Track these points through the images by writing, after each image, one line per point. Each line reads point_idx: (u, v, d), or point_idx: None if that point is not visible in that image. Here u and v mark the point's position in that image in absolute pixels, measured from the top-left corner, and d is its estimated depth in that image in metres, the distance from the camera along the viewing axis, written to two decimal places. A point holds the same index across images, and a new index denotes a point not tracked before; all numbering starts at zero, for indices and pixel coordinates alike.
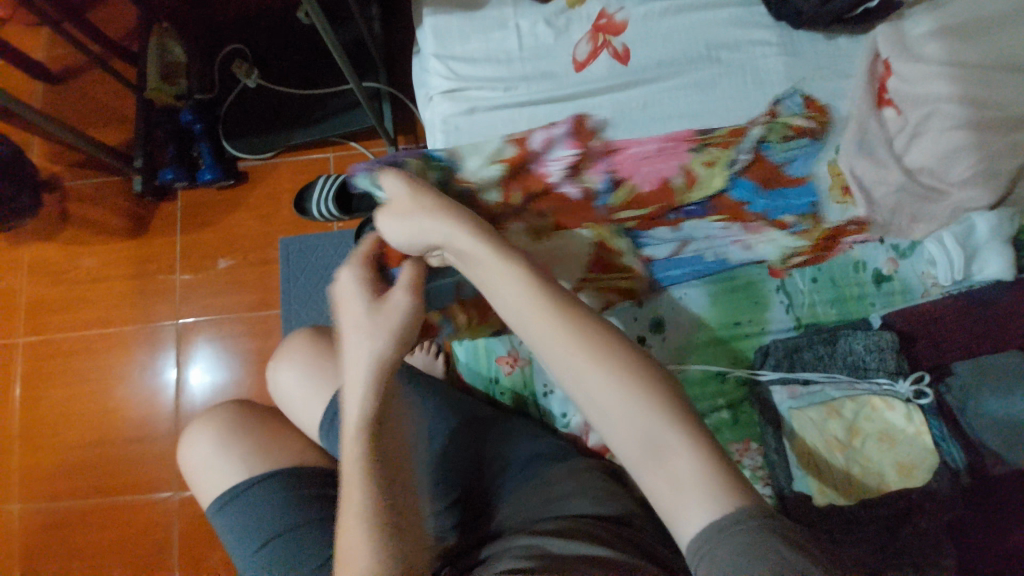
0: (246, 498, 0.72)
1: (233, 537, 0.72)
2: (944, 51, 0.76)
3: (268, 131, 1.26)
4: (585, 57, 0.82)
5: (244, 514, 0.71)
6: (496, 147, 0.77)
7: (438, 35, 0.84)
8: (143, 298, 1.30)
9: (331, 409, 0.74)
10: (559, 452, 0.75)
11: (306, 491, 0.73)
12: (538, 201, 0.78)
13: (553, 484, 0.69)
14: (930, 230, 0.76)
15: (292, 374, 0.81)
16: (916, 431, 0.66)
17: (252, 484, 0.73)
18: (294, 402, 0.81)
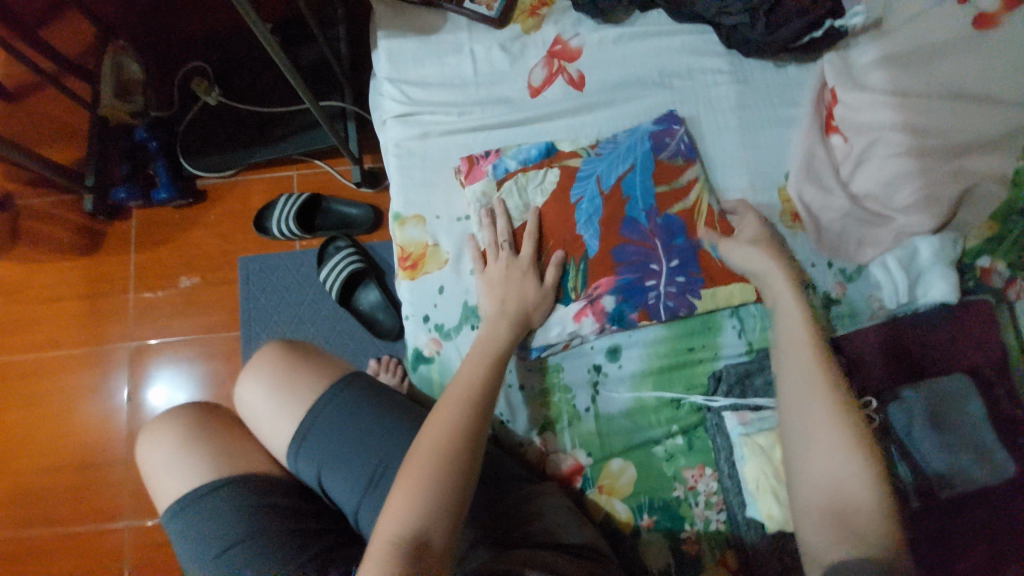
0: (200, 507, 0.67)
1: (182, 548, 0.66)
2: (886, 80, 0.79)
3: (228, 149, 1.24)
4: (540, 82, 0.83)
5: (199, 521, 0.66)
6: (411, 178, 0.79)
7: (392, 59, 0.83)
8: (97, 318, 1.25)
9: (303, 425, 0.70)
10: (521, 474, 0.72)
11: (267, 500, 0.68)
12: (425, 250, 0.76)
13: (521, 508, 0.68)
14: (875, 255, 0.78)
15: (259, 389, 0.75)
16: None
17: (210, 491, 0.68)
18: (253, 419, 0.76)
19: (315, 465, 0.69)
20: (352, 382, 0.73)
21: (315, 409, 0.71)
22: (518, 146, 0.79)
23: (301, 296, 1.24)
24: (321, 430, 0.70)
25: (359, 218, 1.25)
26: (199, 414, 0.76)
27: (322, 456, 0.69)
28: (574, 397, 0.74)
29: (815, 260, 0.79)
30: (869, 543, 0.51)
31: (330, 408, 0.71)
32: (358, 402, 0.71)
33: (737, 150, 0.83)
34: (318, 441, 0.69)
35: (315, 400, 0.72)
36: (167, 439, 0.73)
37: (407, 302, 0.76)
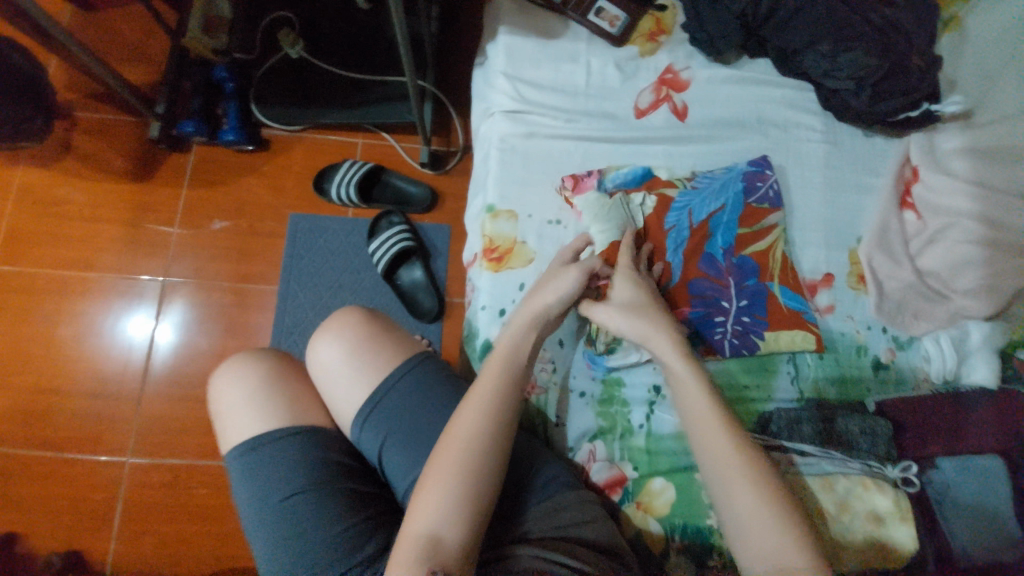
0: (268, 451, 0.71)
1: (244, 487, 0.71)
2: (970, 169, 0.84)
3: (303, 104, 1.24)
4: (647, 105, 0.86)
5: (271, 462, 0.71)
6: (510, 173, 0.82)
7: (510, 56, 0.86)
8: (135, 246, 1.23)
9: (375, 395, 0.72)
10: (570, 480, 0.71)
11: (333, 458, 0.73)
12: (512, 247, 0.79)
13: (560, 510, 0.67)
14: (927, 329, 0.82)
15: (335, 353, 0.76)
16: (902, 518, 0.69)
17: (284, 436, 0.72)
18: (323, 379, 0.77)
19: (379, 437, 0.71)
20: (423, 363, 0.76)
21: (388, 383, 0.73)
22: (617, 169, 0.82)
23: (345, 263, 1.24)
24: (392, 405, 0.72)
25: (416, 197, 1.25)
26: (279, 369, 0.80)
27: (388, 430, 0.71)
28: (629, 413, 0.78)
29: (872, 324, 0.83)
30: None
31: (405, 381, 0.73)
32: (430, 382, 0.74)
33: (816, 206, 0.86)
34: (387, 411, 0.72)
35: (387, 374, 0.74)
36: (236, 383, 0.77)
37: (487, 291, 0.78)
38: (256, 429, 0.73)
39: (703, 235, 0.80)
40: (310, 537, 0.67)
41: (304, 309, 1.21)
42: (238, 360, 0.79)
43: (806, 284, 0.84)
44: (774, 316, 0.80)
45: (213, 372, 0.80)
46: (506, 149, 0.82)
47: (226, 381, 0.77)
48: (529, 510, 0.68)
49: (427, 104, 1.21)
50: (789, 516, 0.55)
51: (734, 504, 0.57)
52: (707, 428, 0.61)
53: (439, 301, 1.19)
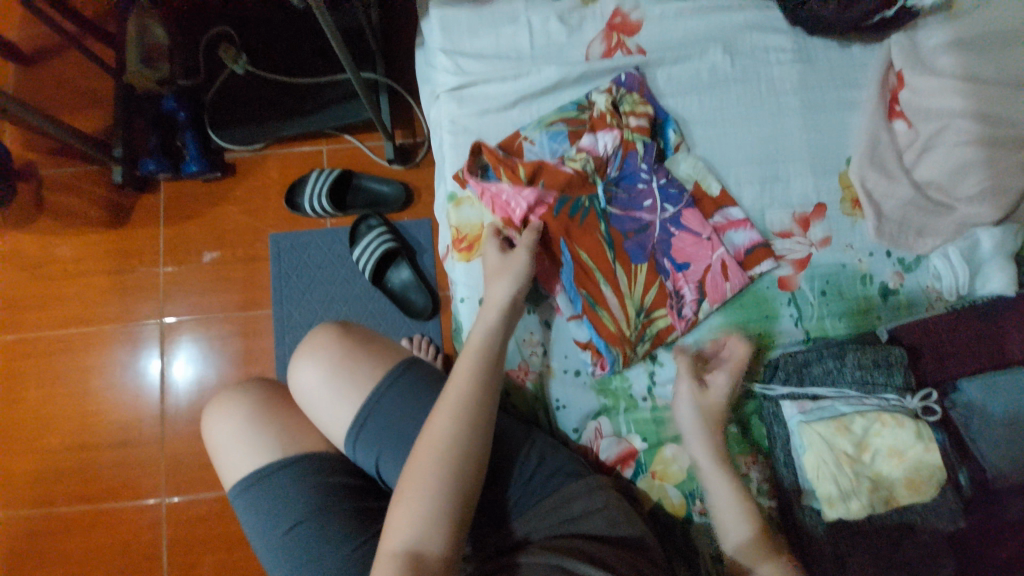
0: (271, 483, 0.71)
1: (253, 520, 0.71)
2: (957, 65, 0.77)
3: (254, 123, 1.21)
4: (603, 155, 0.76)
5: (269, 497, 0.71)
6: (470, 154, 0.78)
7: (445, 29, 0.81)
8: (126, 293, 1.24)
9: (361, 413, 0.71)
10: (576, 468, 0.70)
11: (333, 478, 0.73)
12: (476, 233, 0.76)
13: (570, 501, 0.67)
14: (936, 245, 0.77)
15: (318, 373, 0.75)
16: (925, 449, 0.64)
17: (278, 469, 0.72)
18: (309, 404, 0.76)
19: (373, 453, 0.71)
20: (407, 371, 0.74)
21: (372, 398, 0.72)
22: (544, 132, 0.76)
23: (331, 275, 1.22)
24: (382, 418, 0.71)
25: (390, 195, 1.21)
26: (270, 398, 0.79)
27: (383, 445, 0.70)
28: (630, 386, 0.75)
29: (874, 249, 0.78)
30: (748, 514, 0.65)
31: (389, 395, 0.72)
32: (416, 389, 0.72)
33: (798, 132, 0.81)
34: (378, 427, 0.71)
35: (371, 387, 0.73)
36: (229, 418, 0.77)
37: (461, 281, 0.77)
38: (259, 460, 0.73)
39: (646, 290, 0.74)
40: (322, 563, 0.68)
41: (300, 328, 1.20)
42: (228, 395, 0.79)
43: (780, 232, 0.78)
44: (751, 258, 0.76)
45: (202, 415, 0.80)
46: (460, 132, 0.78)
47: (214, 422, 0.77)
48: (535, 507, 0.67)
49: (382, 96, 1.17)
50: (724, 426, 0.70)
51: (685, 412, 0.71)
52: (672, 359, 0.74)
53: (431, 296, 1.17)
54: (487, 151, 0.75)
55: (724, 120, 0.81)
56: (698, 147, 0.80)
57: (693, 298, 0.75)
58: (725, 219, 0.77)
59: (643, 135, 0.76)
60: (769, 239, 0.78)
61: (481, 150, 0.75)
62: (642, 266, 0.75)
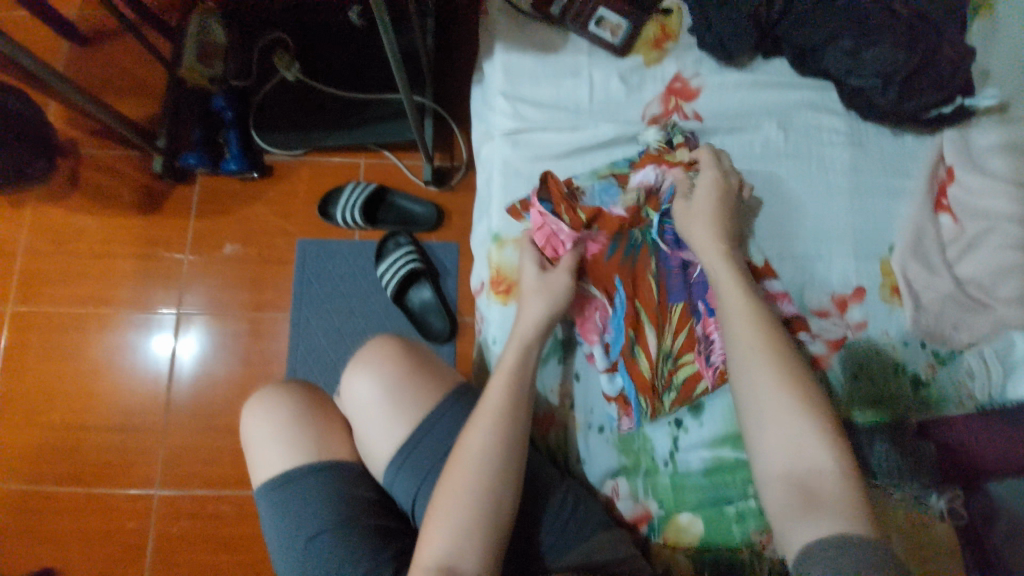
0: (297, 490, 0.71)
1: (276, 524, 0.70)
2: (1006, 169, 0.79)
3: (301, 129, 1.22)
4: (658, 194, 0.76)
5: (293, 502, 0.70)
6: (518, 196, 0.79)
7: (508, 72, 0.83)
8: (148, 280, 1.24)
9: (414, 437, 0.71)
10: (607, 519, 0.69)
11: (359, 492, 0.72)
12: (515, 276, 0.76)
13: (599, 551, 0.66)
14: (972, 343, 0.76)
15: (362, 394, 0.75)
16: (943, 548, 0.68)
17: (309, 473, 0.72)
18: (356, 418, 0.76)
19: (414, 486, 0.70)
20: (459, 397, 0.74)
21: (422, 429, 0.71)
22: (594, 181, 0.77)
23: (355, 286, 1.22)
24: (434, 442, 0.71)
25: (423, 217, 1.22)
26: (309, 402, 0.78)
27: (426, 477, 0.70)
28: (653, 448, 0.74)
29: (908, 338, 0.77)
30: (836, 510, 0.52)
31: (442, 422, 0.72)
32: (462, 419, 0.72)
33: (844, 214, 0.81)
34: (428, 451, 0.70)
35: (423, 416, 0.72)
36: (251, 427, 0.76)
37: (496, 321, 0.76)
38: (275, 473, 0.73)
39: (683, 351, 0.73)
40: None
41: (316, 336, 1.20)
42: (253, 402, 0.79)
43: (816, 309, 0.78)
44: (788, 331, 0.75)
45: (244, 406, 0.80)
46: (510, 175, 0.79)
47: (250, 420, 0.77)
48: (568, 552, 0.66)
49: (428, 120, 1.19)
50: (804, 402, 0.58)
51: (751, 385, 0.60)
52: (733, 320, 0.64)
53: (450, 321, 1.16)
54: (552, 182, 0.75)
55: (772, 191, 0.81)
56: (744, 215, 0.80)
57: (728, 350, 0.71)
58: (769, 291, 0.76)
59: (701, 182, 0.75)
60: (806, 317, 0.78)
61: (545, 180, 0.76)
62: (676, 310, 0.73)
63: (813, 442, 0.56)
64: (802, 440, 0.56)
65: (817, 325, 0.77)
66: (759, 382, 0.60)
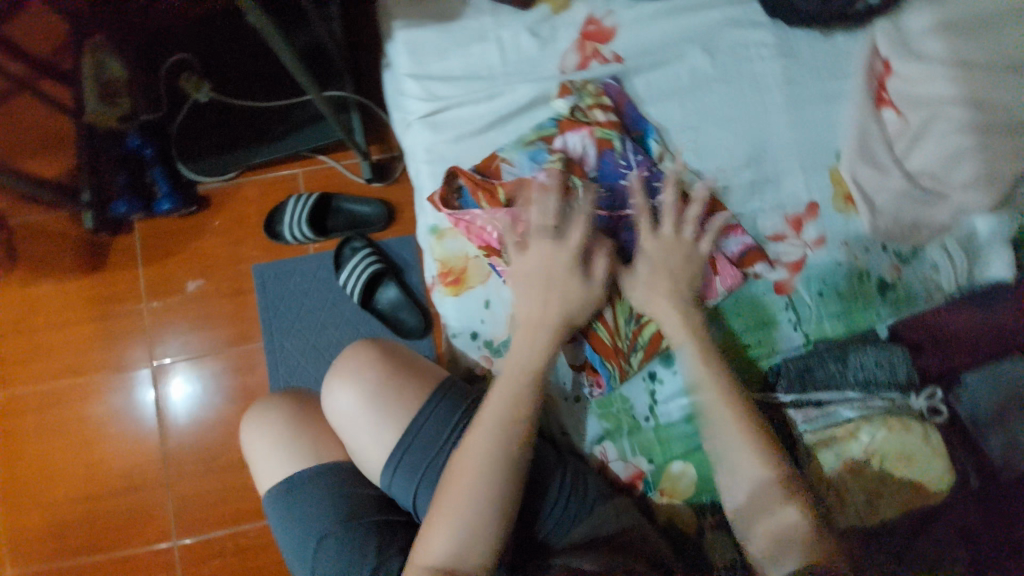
0: (300, 499, 0.69)
1: (284, 531, 0.69)
2: (942, 51, 0.76)
3: (224, 151, 1.17)
4: (578, 154, 0.72)
5: (299, 507, 0.69)
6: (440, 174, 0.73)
7: (412, 52, 0.78)
8: (113, 339, 1.21)
9: (404, 439, 0.64)
10: (604, 491, 0.71)
11: (365, 490, 0.70)
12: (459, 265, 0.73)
13: (600, 524, 0.68)
14: (930, 237, 0.76)
15: (348, 398, 0.67)
16: (934, 451, 0.64)
17: (312, 477, 0.71)
18: (343, 424, 0.68)
19: (411, 487, 0.64)
20: (445, 398, 0.66)
21: (410, 433, 0.64)
22: (517, 144, 0.73)
23: (321, 300, 1.19)
24: (425, 448, 0.64)
25: (372, 216, 1.18)
26: (289, 425, 0.76)
27: (420, 478, 0.63)
28: (633, 407, 0.74)
29: (869, 244, 0.76)
30: (788, 516, 0.57)
31: (434, 423, 0.65)
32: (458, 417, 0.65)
33: (785, 130, 0.78)
34: (422, 458, 0.63)
35: (409, 419, 0.65)
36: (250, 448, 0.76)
37: (455, 318, 0.74)
38: (270, 492, 0.72)
39: None
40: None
41: (294, 358, 1.18)
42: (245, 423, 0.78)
43: (772, 233, 0.76)
44: (747, 258, 0.74)
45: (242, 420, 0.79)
46: (436, 160, 0.75)
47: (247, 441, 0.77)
48: (572, 526, 0.68)
49: (352, 111, 1.11)
50: (745, 414, 0.62)
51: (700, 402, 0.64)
52: (676, 337, 0.67)
53: (422, 315, 1.14)
54: (462, 174, 0.71)
55: (710, 121, 0.78)
56: (682, 152, 0.77)
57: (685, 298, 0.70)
58: (715, 227, 0.74)
59: (614, 130, 0.73)
60: (762, 243, 0.76)
61: (456, 174, 0.71)
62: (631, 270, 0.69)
63: (760, 452, 0.60)
64: (756, 468, 0.60)
65: (777, 249, 0.76)
66: (709, 411, 0.63)
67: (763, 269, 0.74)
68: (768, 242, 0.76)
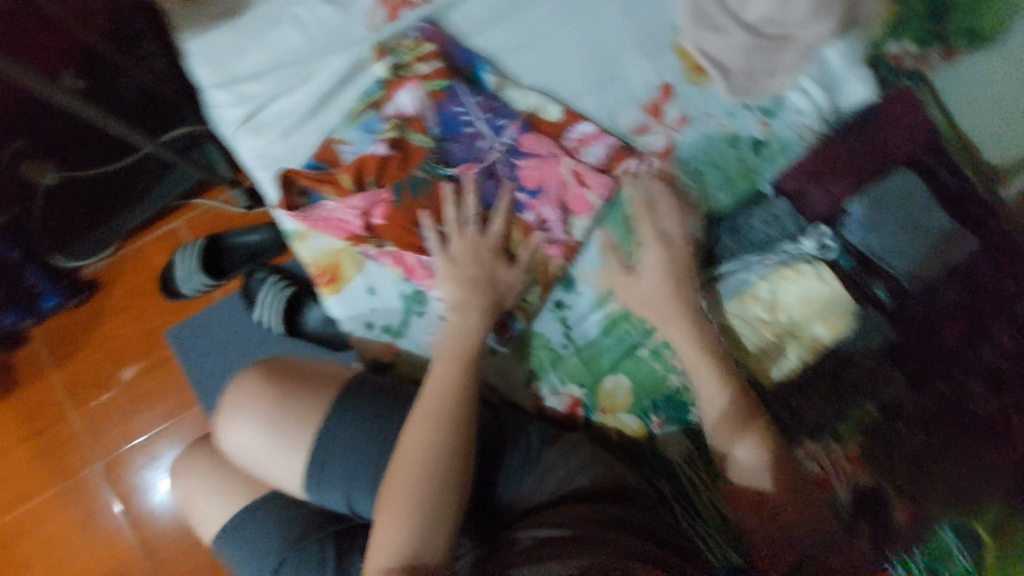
0: (247, 532, 0.63)
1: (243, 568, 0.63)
2: None
3: (94, 229, 1.08)
4: (413, 113, 0.68)
5: (249, 543, 0.62)
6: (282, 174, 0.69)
7: (210, 60, 0.72)
8: (52, 453, 1.14)
9: (319, 446, 0.60)
10: (547, 433, 0.69)
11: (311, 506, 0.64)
12: (331, 262, 0.69)
13: (551, 470, 0.66)
14: (789, 80, 0.74)
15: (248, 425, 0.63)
16: (828, 287, 0.67)
17: (258, 506, 0.64)
18: (253, 454, 0.63)
19: (341, 490, 0.60)
20: (353, 396, 0.62)
21: (324, 435, 0.60)
22: (348, 121, 0.69)
23: (247, 342, 1.13)
24: (345, 448, 0.60)
25: (265, 244, 1.14)
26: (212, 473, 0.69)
27: (350, 479, 0.59)
28: (549, 341, 0.72)
29: (732, 108, 0.74)
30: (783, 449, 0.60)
31: (347, 424, 0.61)
32: (372, 411, 0.62)
33: (615, 18, 0.75)
34: (340, 464, 0.60)
35: (319, 424, 0.61)
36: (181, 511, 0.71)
37: (344, 318, 0.70)
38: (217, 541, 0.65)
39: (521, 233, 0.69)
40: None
41: None
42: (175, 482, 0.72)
43: (634, 127, 0.74)
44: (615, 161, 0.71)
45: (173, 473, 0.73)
46: (270, 162, 0.70)
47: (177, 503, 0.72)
48: (524, 480, 0.66)
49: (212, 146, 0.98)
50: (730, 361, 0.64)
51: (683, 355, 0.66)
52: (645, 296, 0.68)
53: None
54: (299, 175, 0.67)
55: (539, 32, 0.75)
56: (521, 73, 0.74)
57: (560, 218, 0.69)
58: (576, 139, 0.72)
59: (444, 79, 0.69)
60: (628, 141, 0.73)
61: (289, 177, 0.67)
62: (498, 211, 0.67)
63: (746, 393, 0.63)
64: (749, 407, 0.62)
65: (643, 143, 0.73)
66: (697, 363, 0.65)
67: (638, 167, 0.72)
68: (634, 138, 0.74)
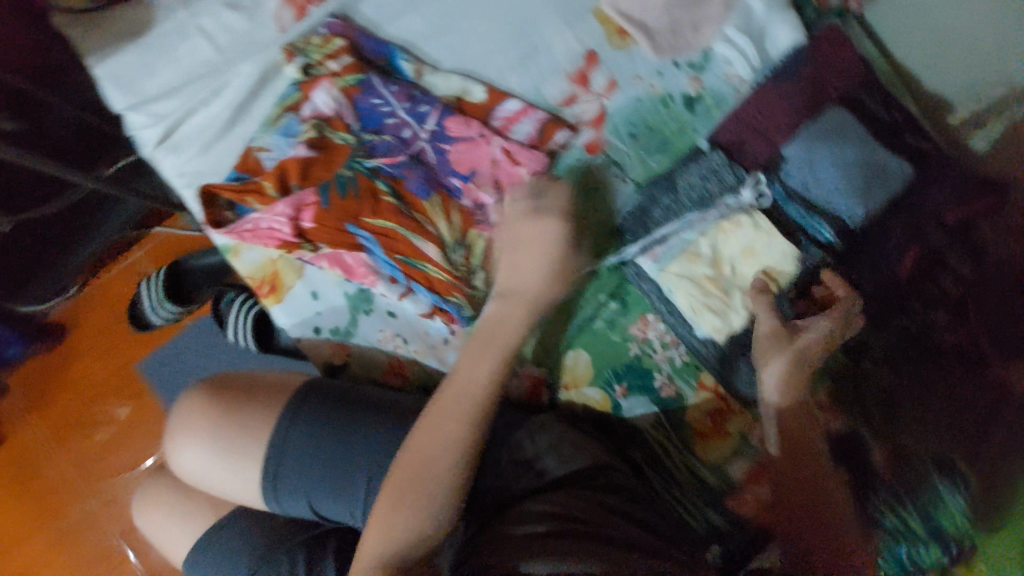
0: (217, 551, 0.62)
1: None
2: None
3: (47, 271, 1.03)
4: (331, 113, 0.68)
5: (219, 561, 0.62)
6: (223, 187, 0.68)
7: (119, 84, 0.71)
8: (27, 507, 1.09)
9: (271, 457, 0.59)
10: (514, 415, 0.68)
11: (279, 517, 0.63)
12: (269, 271, 0.68)
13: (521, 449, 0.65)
14: (712, 32, 0.73)
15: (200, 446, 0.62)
16: (768, 237, 0.66)
17: (229, 520, 0.64)
18: (210, 474, 0.63)
19: (300, 498, 0.59)
20: (304, 403, 0.61)
21: (275, 445, 0.59)
22: (269, 127, 0.68)
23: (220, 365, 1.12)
24: (298, 454, 0.59)
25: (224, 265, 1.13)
26: (184, 498, 0.68)
27: (307, 486, 0.59)
28: None
29: (661, 67, 0.73)
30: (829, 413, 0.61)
31: (297, 432, 0.60)
32: (324, 414, 0.61)
33: None
34: (294, 473, 0.59)
35: (268, 435, 0.60)
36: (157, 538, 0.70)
37: (290, 326, 0.70)
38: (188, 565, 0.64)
39: (457, 219, 0.67)
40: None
41: None
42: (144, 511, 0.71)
43: (563, 99, 0.72)
44: (546, 136, 0.70)
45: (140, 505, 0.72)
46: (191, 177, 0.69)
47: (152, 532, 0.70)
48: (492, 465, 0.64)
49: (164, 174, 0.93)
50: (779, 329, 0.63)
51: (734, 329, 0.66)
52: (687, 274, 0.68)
53: None
54: (220, 189, 0.66)
55: (452, 15, 0.74)
56: (440, 59, 0.73)
57: (497, 200, 0.68)
58: (504, 118, 0.71)
59: (357, 74, 0.69)
60: (557, 114, 0.72)
61: (211, 192, 0.66)
62: (428, 200, 0.66)
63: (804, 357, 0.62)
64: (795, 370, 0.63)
65: (572, 114, 0.72)
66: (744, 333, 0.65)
67: (568, 139, 0.71)
68: (563, 110, 0.72)
